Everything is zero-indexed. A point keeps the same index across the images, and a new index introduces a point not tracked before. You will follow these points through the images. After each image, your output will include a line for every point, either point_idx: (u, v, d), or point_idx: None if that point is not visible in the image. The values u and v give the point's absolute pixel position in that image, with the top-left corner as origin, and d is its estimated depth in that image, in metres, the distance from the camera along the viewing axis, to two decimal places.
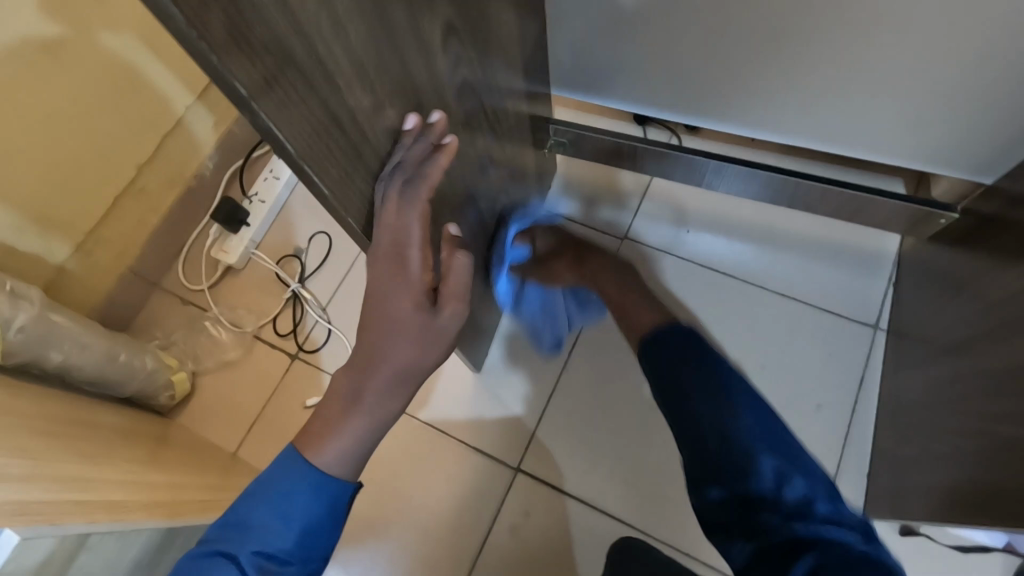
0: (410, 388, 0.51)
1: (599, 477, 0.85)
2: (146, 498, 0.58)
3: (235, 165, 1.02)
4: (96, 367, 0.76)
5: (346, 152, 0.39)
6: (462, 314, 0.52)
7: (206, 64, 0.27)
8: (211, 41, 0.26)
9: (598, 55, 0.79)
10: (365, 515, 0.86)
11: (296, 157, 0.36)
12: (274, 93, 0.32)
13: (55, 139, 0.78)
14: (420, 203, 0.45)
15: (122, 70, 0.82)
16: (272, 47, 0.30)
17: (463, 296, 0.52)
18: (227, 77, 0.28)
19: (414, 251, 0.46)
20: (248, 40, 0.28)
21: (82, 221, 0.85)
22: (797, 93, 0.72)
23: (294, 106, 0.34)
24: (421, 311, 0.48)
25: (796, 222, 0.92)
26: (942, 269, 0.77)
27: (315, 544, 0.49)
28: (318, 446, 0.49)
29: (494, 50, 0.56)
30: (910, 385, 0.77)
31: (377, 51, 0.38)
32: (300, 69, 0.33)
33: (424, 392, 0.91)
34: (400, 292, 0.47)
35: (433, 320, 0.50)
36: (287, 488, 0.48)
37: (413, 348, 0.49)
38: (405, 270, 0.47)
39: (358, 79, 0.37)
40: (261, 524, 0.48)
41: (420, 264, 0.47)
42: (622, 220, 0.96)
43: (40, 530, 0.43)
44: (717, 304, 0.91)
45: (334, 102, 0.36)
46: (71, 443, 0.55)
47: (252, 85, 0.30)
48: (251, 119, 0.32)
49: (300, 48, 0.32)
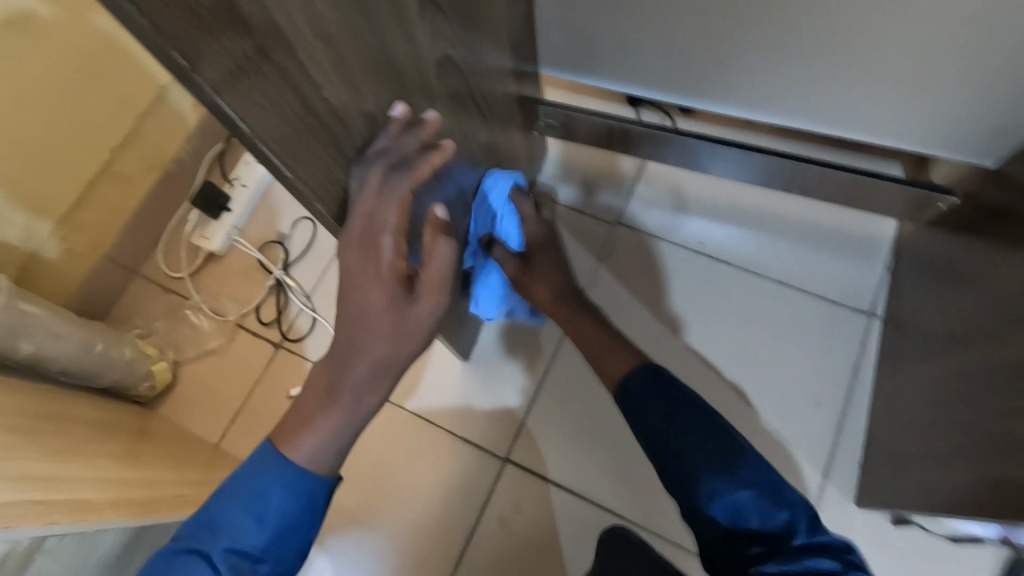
0: (392, 379, 0.49)
1: (590, 467, 0.84)
2: (119, 496, 0.56)
3: (216, 148, 0.99)
4: (71, 358, 0.73)
5: (315, 136, 0.37)
6: (440, 307, 0.49)
7: (160, 53, 0.25)
8: (164, 29, 0.24)
9: (591, 32, 0.76)
10: (351, 506, 0.85)
11: (265, 149, 0.34)
12: (240, 83, 0.30)
13: (23, 121, 0.74)
14: (400, 194, 0.43)
15: (92, 48, 0.78)
16: (236, 36, 0.28)
17: (444, 286, 0.49)
18: (185, 67, 0.26)
19: (387, 238, 0.43)
20: (209, 28, 0.26)
21: (54, 206, 0.82)
22: (797, 75, 0.70)
23: (263, 97, 0.32)
24: (395, 302, 0.46)
25: (792, 207, 0.90)
26: (941, 256, 0.75)
27: (291, 541, 0.48)
28: (292, 438, 0.47)
29: (480, 24, 0.53)
30: (907, 374, 0.75)
31: (352, 35, 0.36)
32: (269, 57, 0.31)
33: (412, 381, 0.89)
34: (369, 282, 0.44)
35: (408, 311, 0.47)
36: (261, 484, 0.46)
37: (391, 340, 0.47)
38: (378, 259, 0.44)
39: (331, 65, 0.35)
40: (235, 521, 0.46)
41: (393, 252, 0.44)
42: (614, 206, 0.93)
43: None
44: (710, 291, 0.89)
45: (306, 92, 0.35)
46: (37, 438, 0.53)
47: (203, 63, 0.27)
48: (206, 103, 0.29)
49: (268, 35, 0.30)
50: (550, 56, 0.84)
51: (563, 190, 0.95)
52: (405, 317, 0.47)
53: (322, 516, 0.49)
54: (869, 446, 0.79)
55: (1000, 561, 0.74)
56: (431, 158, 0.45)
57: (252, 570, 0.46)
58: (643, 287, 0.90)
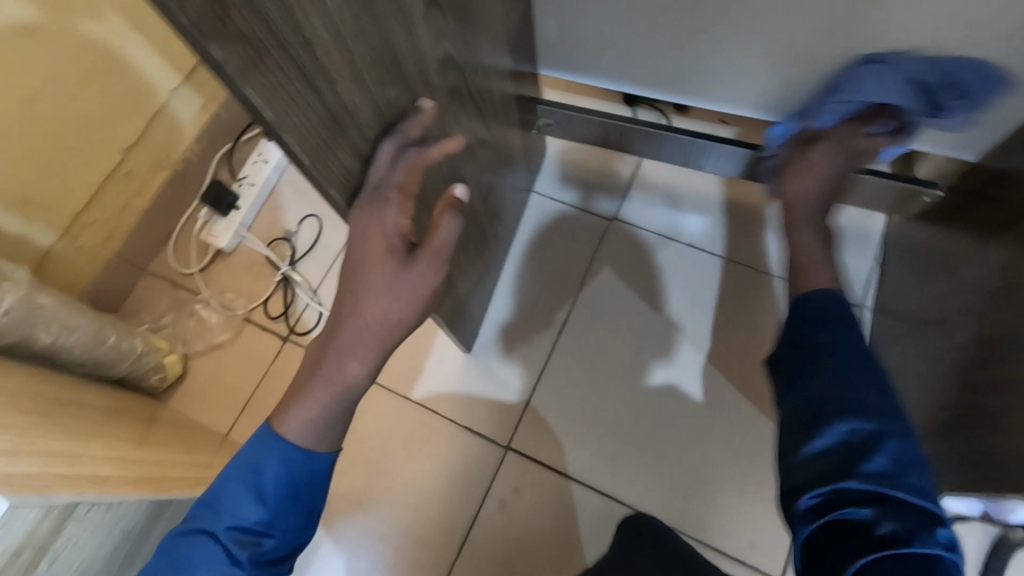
0: (387, 347, 0.50)
1: (590, 453, 0.86)
2: (134, 475, 0.58)
3: (224, 148, 1.02)
4: (86, 349, 0.76)
5: (328, 122, 0.40)
6: (436, 276, 0.50)
7: (176, 21, 0.27)
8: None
9: (587, 34, 0.79)
10: (356, 493, 0.87)
11: (275, 126, 0.36)
12: (250, 58, 0.31)
13: (39, 121, 0.77)
14: (413, 165, 0.47)
15: (108, 52, 0.82)
16: (248, 13, 0.30)
17: (442, 262, 0.50)
18: (199, 38, 0.28)
19: (394, 194, 0.46)
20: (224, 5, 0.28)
21: (69, 204, 0.85)
22: (783, 71, 0.72)
23: (273, 74, 0.33)
24: (393, 258, 0.47)
25: (785, 202, 0.93)
26: (925, 245, 0.78)
27: (292, 513, 0.50)
28: (281, 415, 0.50)
29: (478, 26, 0.56)
30: (893, 360, 0.78)
31: (357, 22, 0.38)
32: (278, 35, 0.33)
33: (415, 372, 0.92)
34: (373, 235, 0.46)
35: (405, 271, 0.48)
36: (259, 463, 0.49)
37: (386, 300, 0.48)
38: (384, 212, 0.46)
39: (337, 49, 0.37)
40: (236, 500, 0.48)
41: (398, 209, 0.46)
42: (612, 203, 0.96)
43: (27, 499, 0.44)
44: (707, 283, 0.91)
45: (314, 73, 0.36)
46: (57, 421, 0.56)
47: (216, 34, 0.29)
48: (219, 74, 0.31)
49: (277, 14, 0.32)
50: (546, 57, 0.87)
51: (561, 188, 0.97)
52: (403, 279, 0.48)
53: (324, 484, 0.52)
54: None
55: (986, 544, 0.76)
56: (445, 144, 0.48)
57: (257, 543, 0.48)
58: (639, 279, 0.92)
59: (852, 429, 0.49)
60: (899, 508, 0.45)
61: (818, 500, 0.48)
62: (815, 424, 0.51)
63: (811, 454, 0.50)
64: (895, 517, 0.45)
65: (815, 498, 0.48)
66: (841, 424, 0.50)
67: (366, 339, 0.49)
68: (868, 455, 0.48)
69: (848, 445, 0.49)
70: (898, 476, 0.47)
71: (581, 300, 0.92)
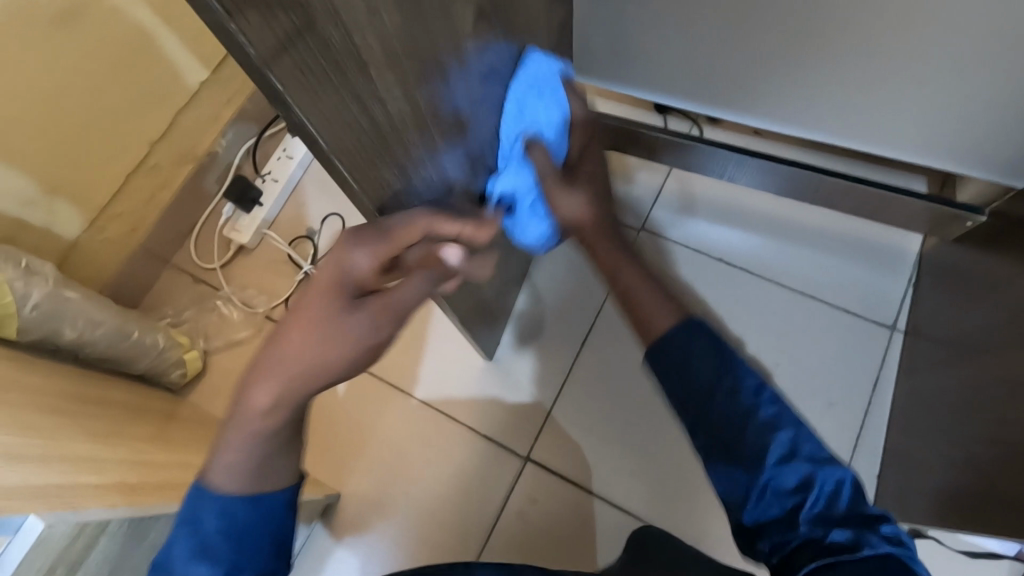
0: (300, 394, 0.46)
1: (610, 466, 0.85)
2: (160, 480, 0.58)
3: (248, 143, 1.01)
4: (109, 345, 0.76)
5: (358, 139, 0.38)
6: (373, 335, 0.46)
7: (241, 53, 0.27)
8: (246, 30, 0.26)
9: (624, 42, 0.77)
10: (373, 497, 0.87)
11: (327, 149, 0.36)
12: (309, 86, 0.32)
13: (68, 114, 0.77)
14: (416, 224, 0.44)
15: (138, 44, 0.81)
16: (311, 42, 0.30)
17: (386, 323, 0.46)
18: (262, 68, 0.28)
19: (369, 236, 0.44)
20: (289, 37, 0.28)
21: (95, 197, 0.85)
22: (826, 89, 0.70)
23: (329, 101, 0.34)
24: (337, 295, 0.45)
25: (817, 218, 0.91)
26: (966, 270, 0.76)
27: (251, 559, 0.46)
28: (209, 470, 0.46)
29: (522, 37, 0.54)
30: (926, 387, 0.76)
31: (412, 44, 0.38)
32: (338, 63, 0.32)
33: (435, 377, 0.91)
34: (331, 263, 0.45)
35: (342, 316, 0.45)
36: (200, 518, 0.45)
37: (313, 339, 0.44)
38: (348, 247, 0.44)
39: (391, 73, 0.37)
40: (182, 562, 0.45)
41: (362, 251, 0.44)
42: (639, 212, 0.94)
43: (62, 516, 0.43)
44: (735, 298, 0.90)
45: (368, 97, 0.36)
46: (83, 424, 0.56)
47: (279, 65, 0.29)
48: (275, 100, 0.31)
49: (337, 40, 0.31)
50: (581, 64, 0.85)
51: None
52: (339, 323, 0.45)
53: (282, 520, 0.48)
54: (887, 459, 0.80)
55: None
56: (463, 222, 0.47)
57: None
58: None
59: (778, 459, 0.44)
60: (846, 524, 0.42)
61: (774, 549, 0.43)
62: (741, 471, 0.45)
63: (753, 510, 0.44)
64: (847, 527, 0.42)
65: (772, 549, 0.43)
66: (772, 464, 0.44)
67: (278, 373, 0.45)
68: (800, 490, 0.43)
69: (759, 482, 0.44)
70: (833, 501, 0.43)
71: (604, 311, 0.91)
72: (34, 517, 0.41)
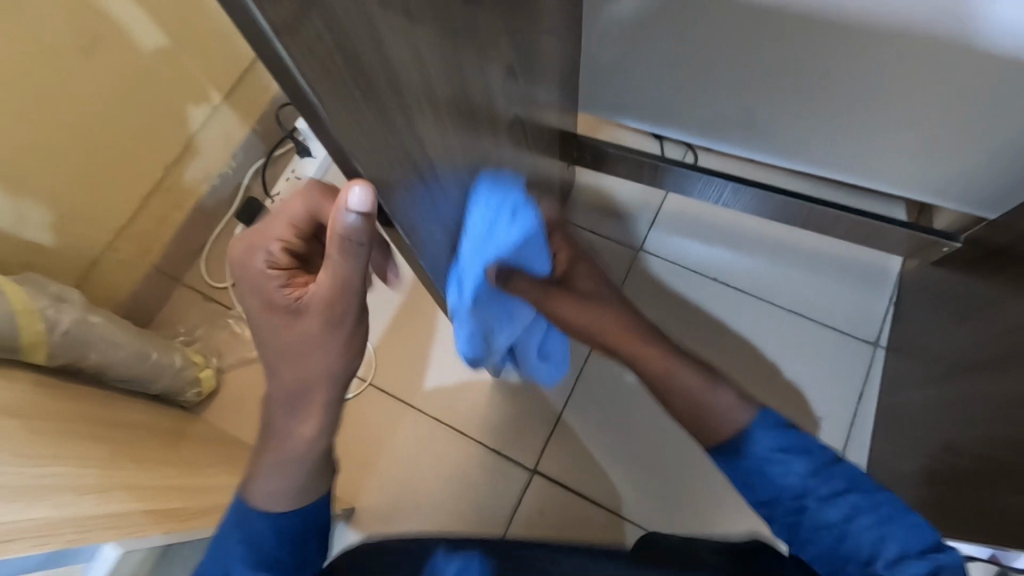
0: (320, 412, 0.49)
1: (613, 478, 0.90)
2: (193, 501, 0.61)
3: (258, 163, 1.03)
4: (131, 367, 0.78)
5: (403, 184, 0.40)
6: (330, 329, 0.44)
7: (311, 108, 0.28)
8: (314, 84, 0.27)
9: (629, 77, 0.81)
10: (386, 509, 0.90)
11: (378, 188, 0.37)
12: (363, 130, 0.32)
13: (88, 142, 0.79)
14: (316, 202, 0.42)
15: (155, 73, 0.83)
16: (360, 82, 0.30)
17: (332, 313, 0.43)
18: (325, 118, 0.29)
19: (269, 247, 0.43)
20: (346, 82, 0.29)
21: (112, 219, 0.87)
22: (817, 124, 0.75)
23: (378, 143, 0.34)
24: (272, 308, 0.44)
25: (805, 240, 0.96)
26: (945, 292, 0.81)
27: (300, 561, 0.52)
28: (248, 489, 0.51)
29: (539, 84, 0.58)
30: (909, 401, 0.82)
31: (444, 83, 0.39)
32: (384, 103, 0.33)
33: (444, 393, 0.94)
34: (251, 285, 0.44)
35: (290, 323, 0.44)
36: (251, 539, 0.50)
37: (301, 362, 0.46)
38: (251, 264, 0.44)
39: (426, 112, 0.39)
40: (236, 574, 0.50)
41: (265, 261, 0.43)
42: (638, 234, 0.99)
43: (134, 543, 0.49)
44: (729, 316, 0.95)
45: (407, 135, 0.37)
46: (120, 449, 0.58)
47: (339, 114, 0.30)
48: (333, 148, 0.32)
49: (384, 80, 0.32)
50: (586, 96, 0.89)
51: (590, 218, 1.00)
52: (296, 333, 0.44)
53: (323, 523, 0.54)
54: (873, 468, 0.86)
55: None
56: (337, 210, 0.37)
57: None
58: (662, 310, 0.95)
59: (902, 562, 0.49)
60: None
61: None
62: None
63: None
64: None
65: None
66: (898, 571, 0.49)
67: (297, 398, 0.48)
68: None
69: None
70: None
71: None
72: (114, 544, 0.47)
